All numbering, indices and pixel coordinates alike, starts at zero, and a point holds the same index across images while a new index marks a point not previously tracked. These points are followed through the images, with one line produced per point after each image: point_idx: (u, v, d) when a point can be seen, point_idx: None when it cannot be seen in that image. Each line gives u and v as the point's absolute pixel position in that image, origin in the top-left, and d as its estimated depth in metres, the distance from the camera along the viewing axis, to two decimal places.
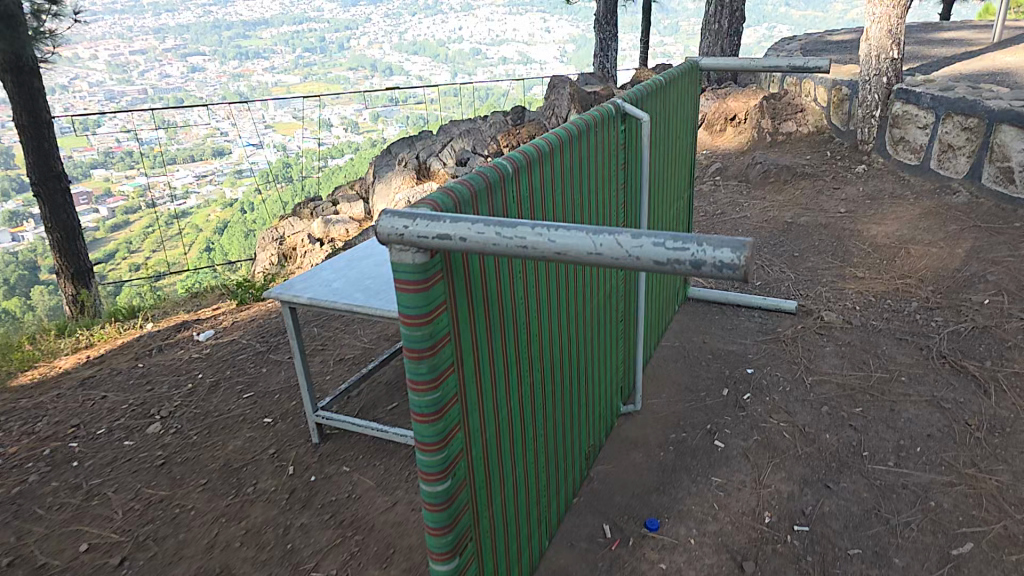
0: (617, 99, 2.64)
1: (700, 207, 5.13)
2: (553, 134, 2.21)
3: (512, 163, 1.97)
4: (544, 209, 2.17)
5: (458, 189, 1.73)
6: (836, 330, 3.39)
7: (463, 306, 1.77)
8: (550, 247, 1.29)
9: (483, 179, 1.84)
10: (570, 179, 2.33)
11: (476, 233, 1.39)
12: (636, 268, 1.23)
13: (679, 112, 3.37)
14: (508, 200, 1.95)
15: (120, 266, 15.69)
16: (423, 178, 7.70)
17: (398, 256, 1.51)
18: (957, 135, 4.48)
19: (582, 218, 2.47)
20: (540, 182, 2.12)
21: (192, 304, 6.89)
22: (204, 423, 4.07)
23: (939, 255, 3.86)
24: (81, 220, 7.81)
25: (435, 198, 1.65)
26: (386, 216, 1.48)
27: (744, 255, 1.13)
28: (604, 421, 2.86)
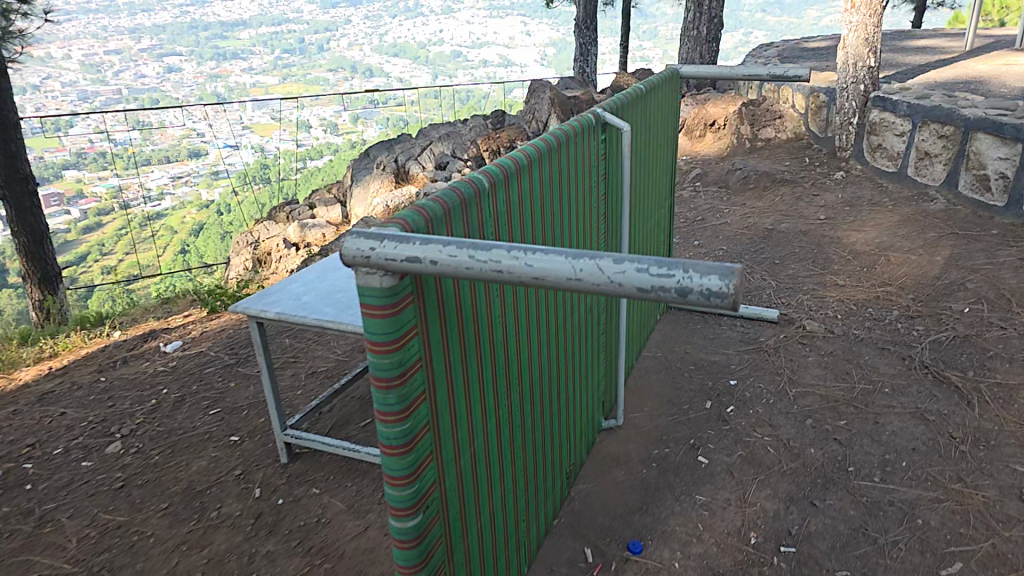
0: (597, 108, 2.55)
1: (680, 213, 5.08)
2: (531, 145, 2.10)
3: (487, 177, 1.85)
4: (522, 225, 2.07)
5: (431, 208, 1.61)
6: (818, 340, 3.35)
7: (436, 329, 1.65)
8: (526, 272, 1.21)
9: (458, 195, 1.71)
10: (550, 192, 2.23)
11: (448, 255, 1.30)
12: (618, 295, 1.15)
13: (659, 120, 3.30)
14: (483, 216, 1.83)
15: (90, 270, 15.19)
16: (401, 182, 7.55)
17: (365, 280, 1.40)
18: (933, 143, 4.51)
19: (562, 232, 2.36)
20: (518, 196, 2.02)
21: (160, 313, 6.61)
22: (168, 442, 3.84)
23: (918, 262, 3.86)
24: (49, 224, 7.50)
25: (405, 216, 1.53)
26: (351, 236, 1.37)
27: (733, 283, 1.06)
28: (585, 438, 2.76)
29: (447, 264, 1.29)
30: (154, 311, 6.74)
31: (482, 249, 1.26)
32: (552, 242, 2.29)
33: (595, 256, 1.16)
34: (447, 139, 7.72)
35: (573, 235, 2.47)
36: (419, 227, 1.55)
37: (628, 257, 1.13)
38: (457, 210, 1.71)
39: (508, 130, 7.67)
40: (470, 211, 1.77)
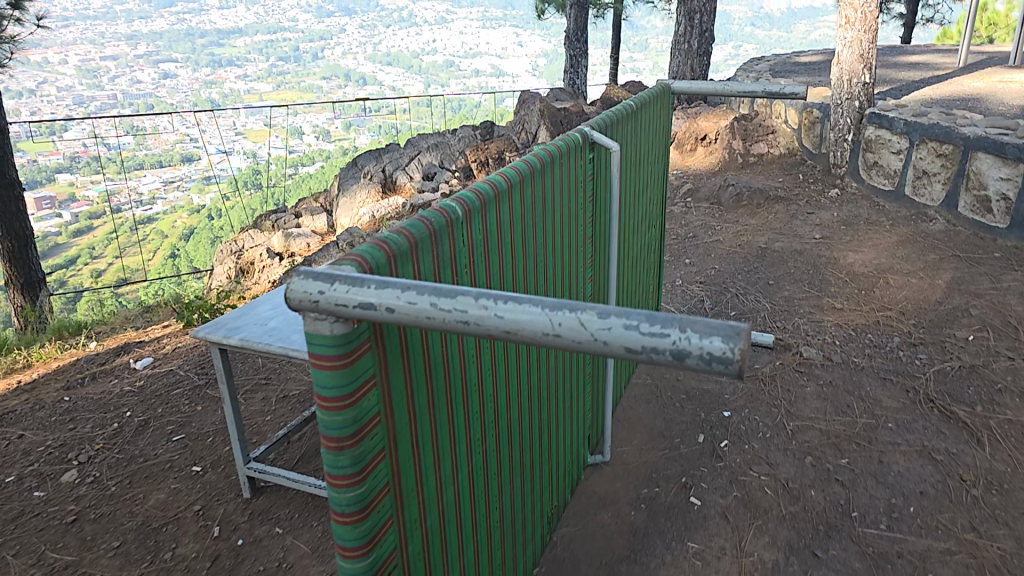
0: (584, 126, 2.36)
1: (672, 229, 4.92)
2: (513, 167, 1.92)
3: (462, 206, 1.66)
4: (500, 256, 1.87)
5: (395, 242, 1.40)
6: (817, 368, 3.17)
7: (400, 378, 1.45)
8: (496, 324, 1.06)
9: (426, 225, 1.51)
10: (532, 220, 2.04)
11: (407, 302, 1.12)
12: (603, 355, 1.01)
13: (650, 136, 3.12)
14: (456, 249, 1.63)
15: (76, 274, 14.88)
16: (388, 192, 7.33)
17: (313, 326, 1.21)
18: (932, 162, 4.40)
19: (545, 260, 2.18)
20: (496, 225, 1.83)
21: (136, 324, 6.28)
22: (128, 472, 3.52)
23: (919, 286, 3.73)
24: (35, 228, 7.42)
25: (364, 249, 1.33)
26: (298, 276, 1.19)
27: (739, 346, 0.92)
28: (570, 476, 2.55)
29: (406, 311, 1.12)
30: (132, 322, 6.42)
31: (446, 295, 1.10)
32: (535, 272, 2.11)
33: (577, 307, 1.02)
34: (435, 148, 7.48)
35: (558, 263, 2.29)
36: (379, 264, 1.35)
37: (614, 311, 0.99)
38: (426, 243, 1.50)
39: (497, 141, 7.27)
40: (441, 243, 1.56)
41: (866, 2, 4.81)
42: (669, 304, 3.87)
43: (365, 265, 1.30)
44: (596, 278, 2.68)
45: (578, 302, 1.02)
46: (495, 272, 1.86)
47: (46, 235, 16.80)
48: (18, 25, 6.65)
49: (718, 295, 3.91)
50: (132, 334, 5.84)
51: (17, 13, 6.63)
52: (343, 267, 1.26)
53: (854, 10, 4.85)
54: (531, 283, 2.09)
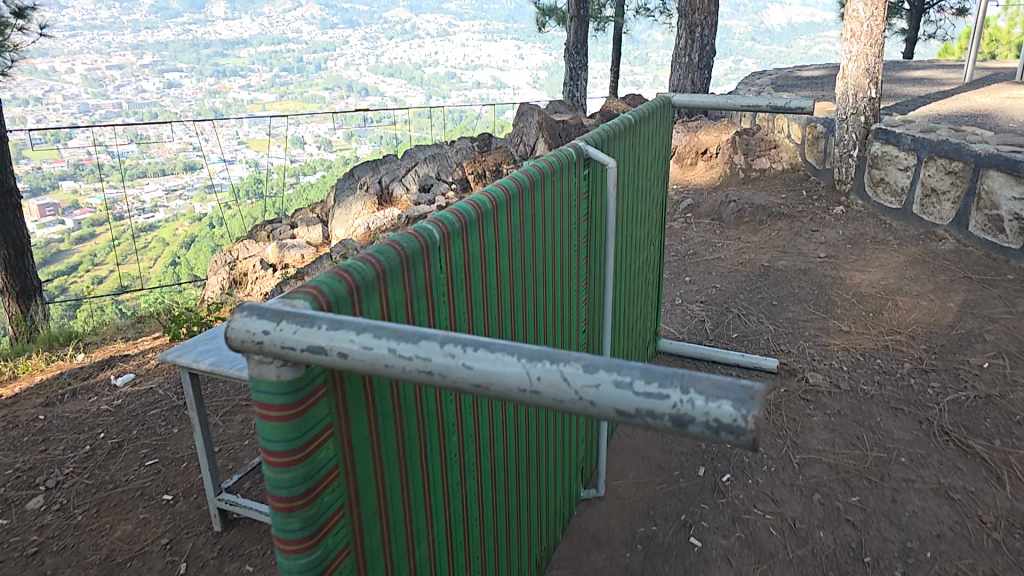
0: (578, 142, 2.22)
1: (671, 246, 4.77)
2: (499, 186, 1.77)
3: (439, 228, 1.51)
4: (482, 282, 1.72)
5: (358, 271, 1.26)
6: (824, 396, 3.00)
7: (364, 425, 1.30)
8: (465, 376, 0.91)
9: (397, 252, 1.37)
10: (520, 242, 1.90)
11: (362, 347, 0.96)
12: (590, 415, 0.87)
13: (648, 151, 2.98)
14: (432, 278, 1.49)
15: (76, 281, 14.77)
16: (384, 204, 7.13)
17: (257, 370, 1.06)
18: (941, 179, 4.28)
19: (534, 285, 2.03)
20: (478, 249, 1.68)
21: (125, 336, 6.13)
22: (97, 499, 3.36)
23: (930, 309, 3.58)
24: (31, 236, 7.31)
25: (322, 280, 1.19)
26: (240, 313, 1.04)
27: (751, 412, 0.79)
28: (560, 513, 2.37)
29: (360, 356, 0.96)
30: (121, 333, 6.27)
31: (407, 338, 0.95)
32: (522, 298, 1.96)
33: (561, 357, 0.88)
34: (432, 160, 7.31)
35: (548, 287, 2.13)
36: (338, 296, 1.20)
37: (604, 364, 0.86)
38: (397, 271, 1.36)
39: (493, 153, 7.14)
40: (414, 270, 1.42)
41: (872, 16, 4.71)
42: (668, 324, 3.71)
43: (321, 298, 1.16)
44: (591, 300, 2.52)
45: (561, 351, 0.88)
46: (476, 300, 1.71)
47: (47, 242, 16.76)
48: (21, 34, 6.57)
49: (719, 315, 3.76)
50: (118, 346, 5.68)
51: (21, 21, 6.55)
52: (295, 302, 1.12)
53: (860, 23, 4.76)
54: (517, 311, 1.94)
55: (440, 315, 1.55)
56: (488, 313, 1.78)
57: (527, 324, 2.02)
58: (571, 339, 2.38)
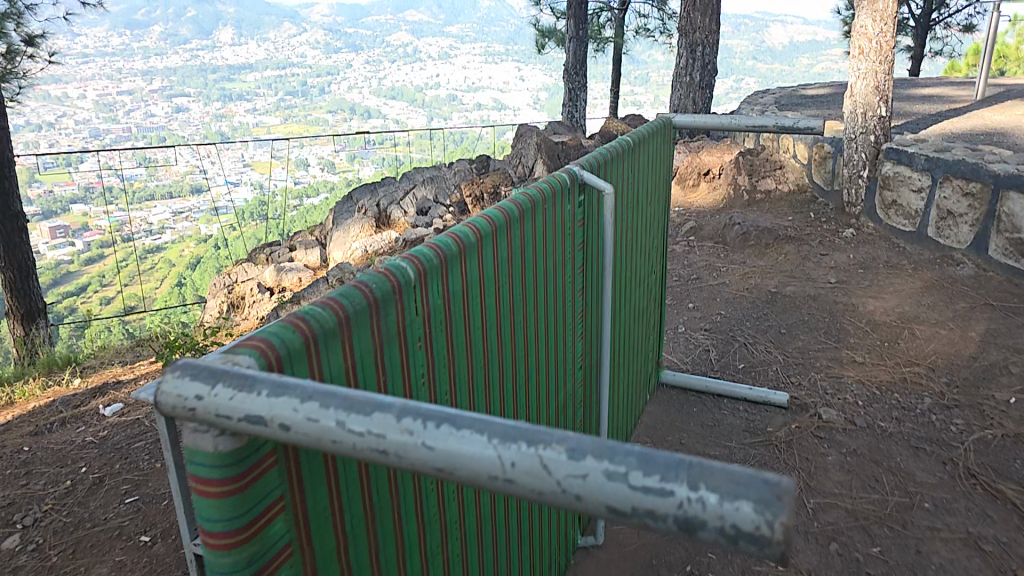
0: (572, 166, 1.94)
1: (674, 270, 4.62)
2: (484, 218, 1.51)
3: (415, 265, 1.24)
4: (468, 324, 1.45)
5: (317, 318, 0.99)
6: (839, 434, 2.80)
7: (323, 493, 1.12)
8: (427, 458, 0.71)
9: (364, 294, 1.09)
10: (510, 278, 1.63)
11: (307, 417, 0.75)
12: (576, 510, 0.69)
13: (645, 172, 2.75)
14: (406, 324, 1.22)
15: (87, 300, 14.89)
16: (382, 227, 7.04)
17: (189, 438, 0.88)
18: (957, 202, 4.19)
19: (526, 330, 1.75)
20: (461, 288, 1.40)
21: (123, 359, 5.96)
22: (73, 539, 3.17)
23: (949, 338, 3.43)
24: (37, 258, 7.21)
25: (271, 332, 0.93)
26: (171, 369, 0.81)
27: (779, 518, 0.62)
28: (555, 564, 2.18)
29: (304, 430, 0.75)
30: (120, 355, 6.11)
31: (359, 410, 0.74)
32: (513, 341, 1.68)
33: (541, 437, 0.70)
34: (431, 182, 7.21)
35: (541, 327, 1.85)
36: (292, 349, 0.94)
37: (593, 448, 0.68)
38: (363, 316, 1.09)
39: (492, 175, 7.04)
40: (385, 314, 1.15)
41: (881, 33, 4.62)
42: (671, 354, 3.54)
43: (270, 351, 0.91)
44: (589, 335, 2.22)
45: (542, 429, 0.71)
46: (461, 345, 1.42)
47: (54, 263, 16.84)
48: (30, 62, 6.47)
49: (725, 344, 3.59)
50: (115, 371, 5.52)
51: (31, 49, 6.45)
52: (238, 356, 0.87)
53: (868, 40, 4.66)
54: (509, 354, 1.65)
55: (417, 365, 1.26)
56: (478, 360, 1.50)
57: (521, 369, 1.73)
58: (569, 379, 2.08)
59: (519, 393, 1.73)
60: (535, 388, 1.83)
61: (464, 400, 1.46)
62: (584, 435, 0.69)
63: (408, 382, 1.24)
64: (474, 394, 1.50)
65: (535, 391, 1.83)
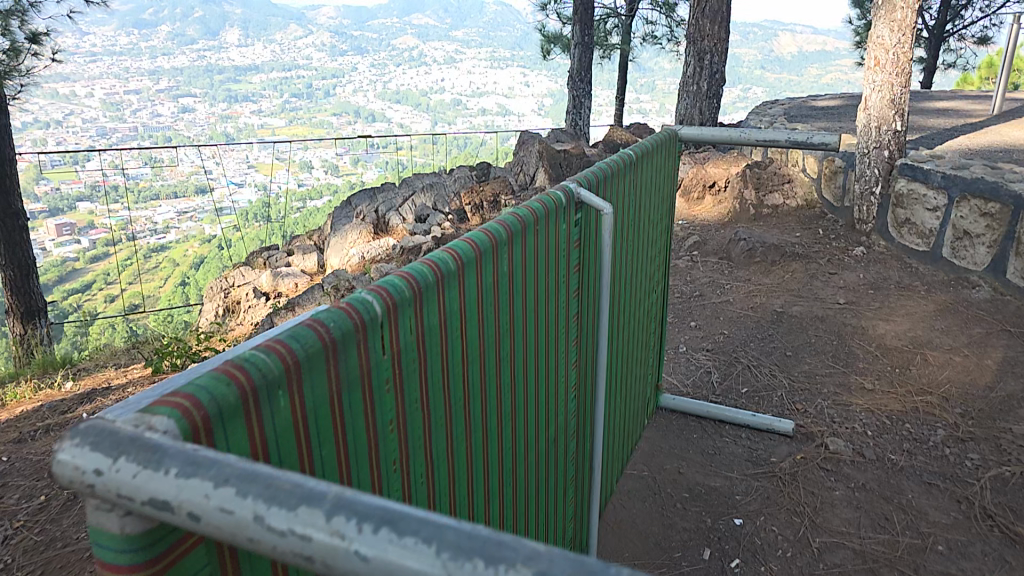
0: (569, 182, 1.71)
1: (675, 286, 4.49)
2: (467, 242, 1.26)
3: (382, 299, 0.99)
4: (446, 364, 1.20)
5: (259, 367, 0.78)
6: (847, 466, 2.66)
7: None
8: (357, 572, 0.53)
9: (320, 335, 0.87)
10: (494, 311, 1.36)
11: (221, 508, 0.57)
12: None
13: (644, 186, 2.56)
14: (371, 368, 0.98)
15: (92, 297, 14.88)
16: (380, 234, 6.91)
17: (92, 515, 0.68)
18: (974, 222, 4.08)
19: (515, 370, 1.49)
20: (438, 321, 1.15)
21: (118, 362, 5.46)
22: (42, 560, 2.93)
23: (964, 366, 3.36)
24: (38, 257, 7.00)
25: (199, 386, 0.72)
26: (72, 432, 0.63)
27: None
28: None
29: (216, 523, 0.57)
30: (115, 358, 5.64)
31: (281, 503, 0.56)
32: (497, 381, 1.41)
33: (504, 553, 0.52)
34: (430, 189, 7.07)
35: (531, 362, 1.57)
36: (225, 407, 0.73)
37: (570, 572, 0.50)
38: (319, 361, 0.87)
39: (493, 183, 6.93)
40: (345, 359, 0.92)
41: (899, 43, 4.50)
42: (671, 376, 3.40)
43: (196, 410, 0.70)
44: (582, 366, 1.95)
45: (506, 541, 0.52)
46: (436, 390, 1.17)
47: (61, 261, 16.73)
48: (34, 60, 6.22)
49: (727, 366, 3.46)
50: (108, 374, 5.06)
51: (34, 47, 6.20)
52: (153, 415, 0.67)
53: (885, 51, 4.54)
54: (490, 395, 1.39)
55: (382, 416, 1.03)
56: (456, 401, 1.25)
57: (504, 410, 1.46)
58: (558, 415, 1.79)
59: (501, 439, 1.46)
60: (521, 431, 1.56)
61: (441, 449, 1.22)
62: (558, 550, 0.52)
63: (374, 435, 1.01)
64: (453, 444, 1.26)
65: (520, 433, 1.55)
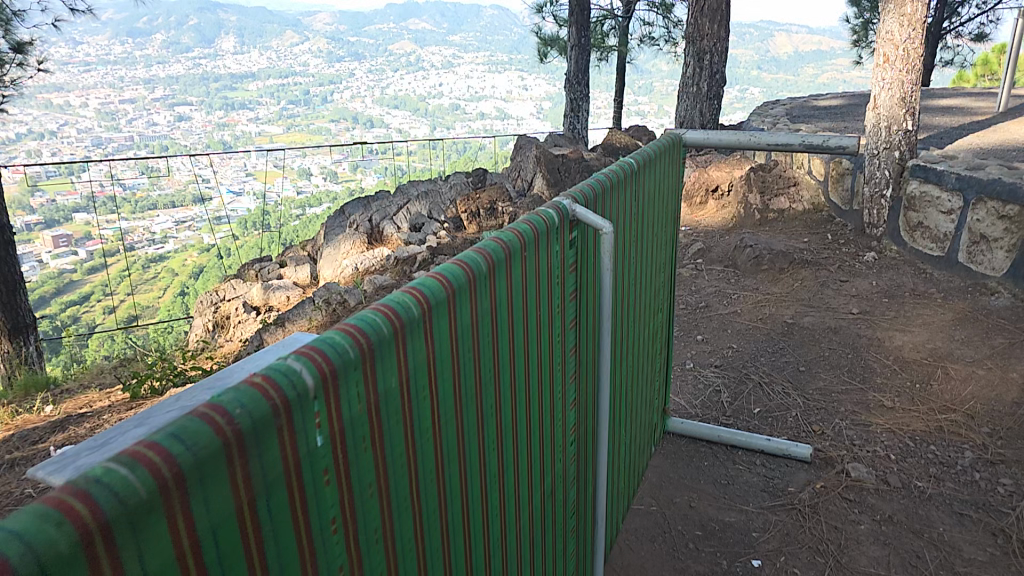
0: (563, 200, 1.52)
1: (680, 297, 4.31)
2: (438, 277, 1.02)
3: (315, 368, 0.76)
4: (414, 436, 0.97)
5: (115, 491, 0.56)
6: (870, 496, 2.48)
7: None
8: None
9: (216, 430, 0.65)
10: (474, 361, 1.12)
11: None
12: None
13: (645, 196, 2.36)
14: (300, 458, 0.75)
15: (89, 307, 14.70)
16: (374, 243, 6.70)
17: None
18: (991, 225, 3.93)
19: (504, 425, 1.27)
20: (399, 385, 0.92)
21: (103, 381, 5.21)
22: None
23: (988, 380, 3.19)
24: (26, 272, 6.74)
25: (5, 532, 0.50)
26: None
27: None
28: None
29: None
30: (102, 376, 5.39)
31: None
32: (480, 444, 1.18)
33: None
34: (425, 197, 6.90)
35: (523, 411, 1.35)
36: (48, 561, 0.51)
37: None
38: (214, 466, 0.65)
39: (490, 189, 6.71)
40: (255, 457, 0.70)
41: (909, 39, 4.32)
42: (678, 396, 3.21)
43: None
44: (581, 401, 1.75)
45: None
46: (400, 470, 0.95)
47: (60, 272, 16.56)
48: (20, 69, 6.10)
49: (738, 384, 3.27)
50: (90, 397, 4.76)
51: (19, 56, 6.06)
52: None
53: (895, 47, 4.37)
54: (474, 460, 1.16)
55: (321, 517, 0.80)
56: (425, 477, 1.02)
57: (489, 475, 1.23)
58: (556, 462, 1.60)
59: (487, 507, 1.24)
60: (511, 492, 1.35)
61: (409, 539, 0.99)
62: None
63: (308, 542, 0.78)
64: (425, 532, 1.03)
65: (510, 494, 1.34)
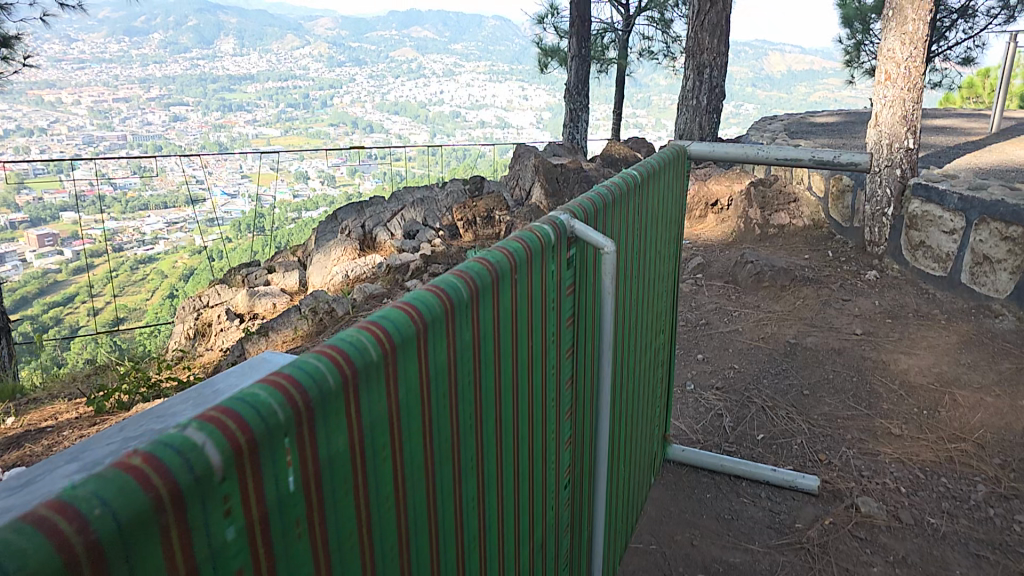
0: (560, 215, 1.36)
1: (680, 313, 4.18)
2: (402, 309, 0.86)
3: (224, 440, 0.60)
4: (366, 509, 0.80)
5: None
6: (882, 534, 2.33)
7: None
8: None
9: (59, 544, 0.48)
10: (449, 408, 0.96)
11: None
12: None
13: (647, 209, 2.21)
14: (196, 559, 0.59)
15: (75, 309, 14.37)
16: (366, 250, 6.55)
17: None
18: (995, 246, 3.83)
19: (486, 479, 1.11)
20: (349, 448, 0.76)
21: (73, 392, 4.96)
22: None
23: (997, 408, 3.06)
24: None
25: None
26: None
27: None
28: None
29: None
30: (72, 386, 5.13)
31: None
32: (455, 504, 1.02)
33: None
34: (420, 204, 6.76)
35: (510, 461, 1.19)
36: None
37: None
38: None
39: (486, 198, 6.62)
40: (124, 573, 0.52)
41: (911, 57, 4.25)
42: (679, 420, 3.07)
43: None
44: (576, 438, 1.60)
45: None
46: (349, 551, 0.79)
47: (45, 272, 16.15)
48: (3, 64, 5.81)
49: (740, 408, 3.13)
50: (56, 409, 4.52)
51: (4, 50, 5.79)
52: None
53: (897, 65, 4.30)
54: (445, 526, 1.00)
55: None
56: (382, 557, 0.85)
57: (467, 538, 1.08)
58: (547, 509, 1.44)
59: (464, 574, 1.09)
60: (494, 552, 1.19)
61: None
62: None
63: None
64: None
65: (492, 554, 1.18)
